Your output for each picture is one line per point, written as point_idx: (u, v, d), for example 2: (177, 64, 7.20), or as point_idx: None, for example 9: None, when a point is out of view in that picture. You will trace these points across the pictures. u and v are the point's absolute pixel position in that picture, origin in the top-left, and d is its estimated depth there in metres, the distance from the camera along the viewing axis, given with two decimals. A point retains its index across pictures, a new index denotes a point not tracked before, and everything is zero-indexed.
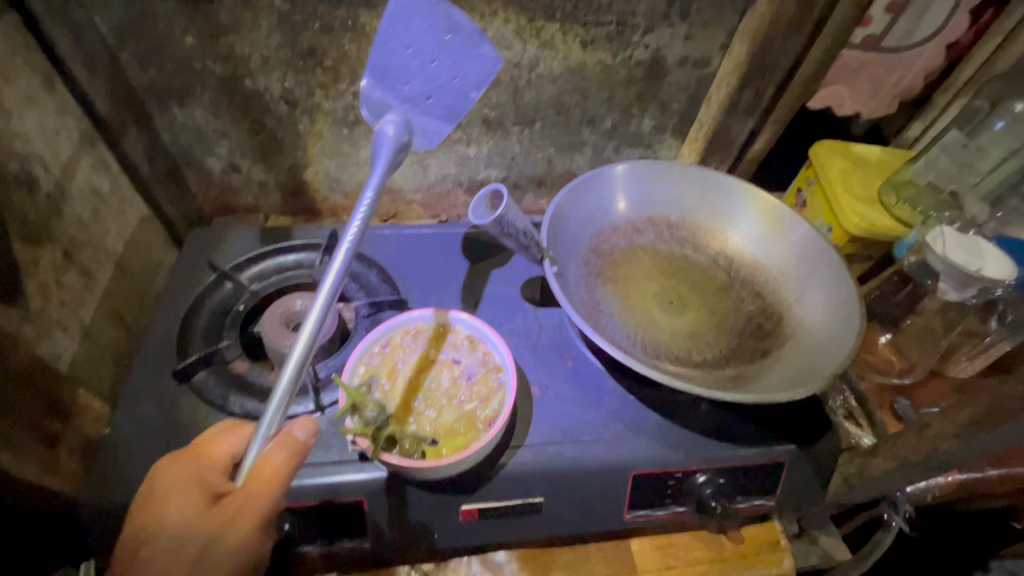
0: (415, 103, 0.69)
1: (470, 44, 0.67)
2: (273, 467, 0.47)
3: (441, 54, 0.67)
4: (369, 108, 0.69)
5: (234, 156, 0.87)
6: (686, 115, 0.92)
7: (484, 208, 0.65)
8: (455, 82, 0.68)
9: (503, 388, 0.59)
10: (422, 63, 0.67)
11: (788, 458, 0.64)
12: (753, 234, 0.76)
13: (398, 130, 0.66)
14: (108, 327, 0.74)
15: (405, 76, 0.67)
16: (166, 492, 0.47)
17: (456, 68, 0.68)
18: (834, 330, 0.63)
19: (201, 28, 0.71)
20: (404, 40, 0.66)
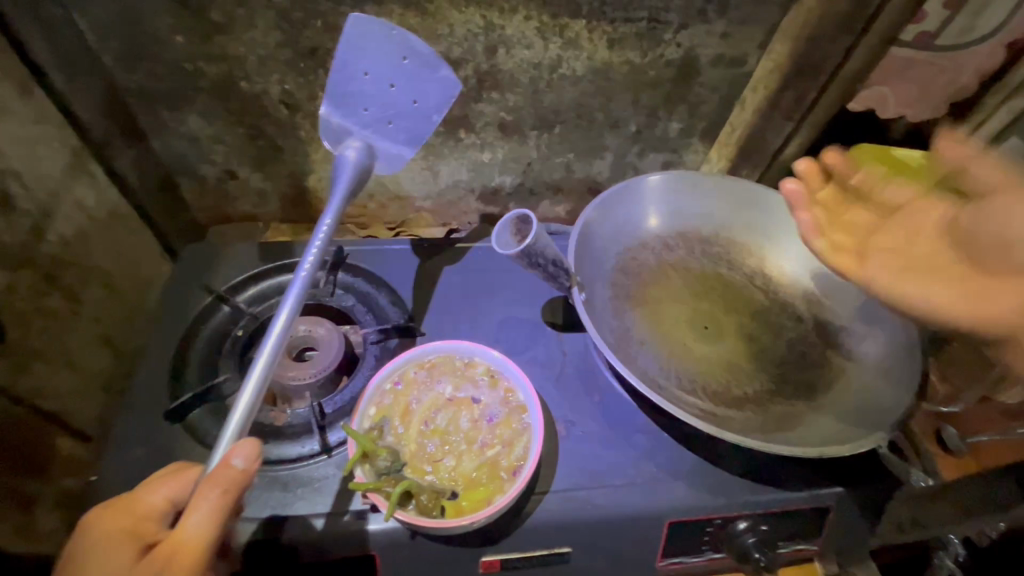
0: (376, 129, 0.65)
1: (427, 67, 0.62)
2: (209, 506, 0.41)
3: (401, 78, 0.62)
4: (328, 133, 0.65)
5: (231, 163, 0.80)
6: (717, 118, 0.85)
7: (509, 236, 0.62)
8: (416, 107, 0.64)
9: (527, 431, 0.54)
10: (379, 89, 0.63)
11: (833, 501, 0.59)
12: (796, 254, 0.70)
13: (359, 154, 0.64)
14: (96, 352, 0.68)
15: (364, 101, 0.63)
16: (92, 547, 0.41)
17: (415, 94, 0.63)
18: (889, 372, 0.59)
19: (191, 27, 0.64)
20: (362, 65, 0.62)
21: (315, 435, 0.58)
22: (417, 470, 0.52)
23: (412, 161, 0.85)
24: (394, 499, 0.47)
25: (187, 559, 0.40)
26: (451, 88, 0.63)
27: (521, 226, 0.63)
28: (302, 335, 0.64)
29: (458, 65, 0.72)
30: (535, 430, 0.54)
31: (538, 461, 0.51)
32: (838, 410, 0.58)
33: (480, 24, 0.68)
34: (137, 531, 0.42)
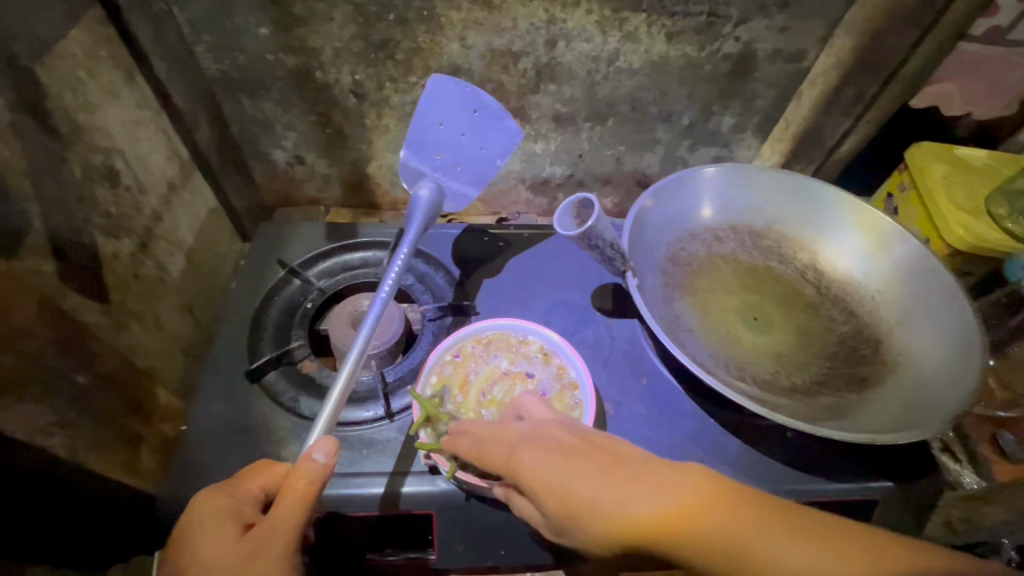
0: (446, 172, 0.73)
1: (494, 119, 0.71)
2: (301, 488, 0.47)
3: (471, 127, 0.72)
4: (405, 176, 0.73)
5: (300, 149, 0.86)
6: (772, 112, 0.85)
7: (570, 218, 0.63)
8: (483, 152, 0.73)
9: (579, 406, 0.57)
10: (452, 137, 0.72)
11: (882, 497, 0.59)
12: (851, 250, 0.70)
13: (432, 193, 0.71)
14: (179, 318, 0.74)
15: (437, 147, 0.72)
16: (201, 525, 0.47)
17: (484, 141, 0.72)
18: (947, 365, 0.57)
19: (276, 20, 0.69)
20: (440, 118, 0.71)
21: (379, 401, 0.62)
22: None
23: None
24: (456, 460, 0.52)
25: (281, 534, 0.45)
26: (515, 136, 0.72)
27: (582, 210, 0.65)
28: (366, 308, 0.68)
29: (519, 57, 0.74)
30: (586, 407, 0.57)
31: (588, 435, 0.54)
32: (895, 402, 0.57)
33: (543, 18, 0.70)
34: (239, 511, 0.48)
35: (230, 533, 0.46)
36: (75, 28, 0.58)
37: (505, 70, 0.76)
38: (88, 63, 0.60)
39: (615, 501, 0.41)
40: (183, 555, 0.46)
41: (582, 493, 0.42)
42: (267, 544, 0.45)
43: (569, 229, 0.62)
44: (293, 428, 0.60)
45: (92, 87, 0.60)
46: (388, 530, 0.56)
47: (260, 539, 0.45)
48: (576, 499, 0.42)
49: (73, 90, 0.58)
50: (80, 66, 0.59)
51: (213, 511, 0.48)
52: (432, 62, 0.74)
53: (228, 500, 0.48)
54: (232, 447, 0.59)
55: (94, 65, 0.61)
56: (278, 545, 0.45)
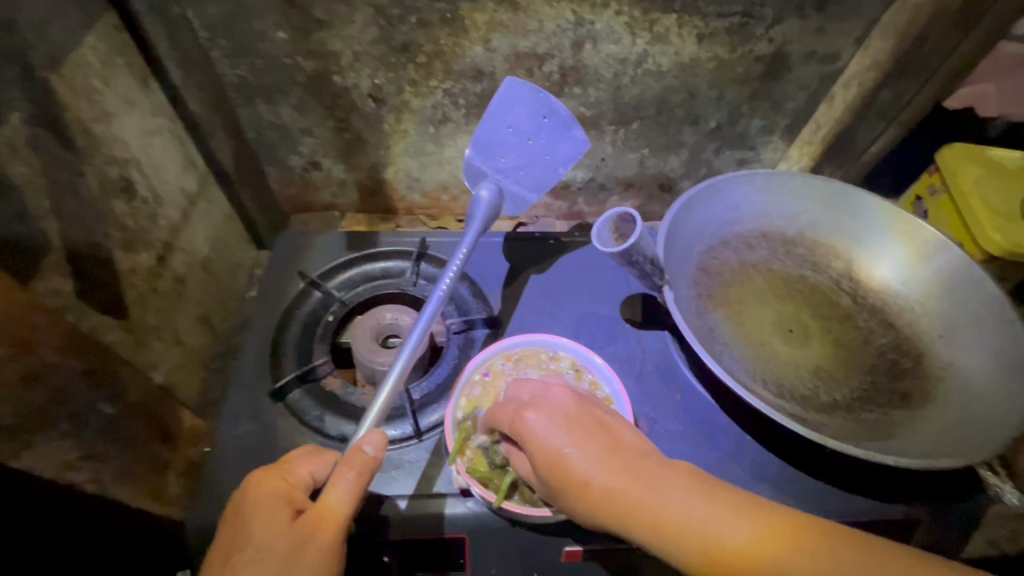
0: (508, 174, 0.72)
1: (562, 127, 0.71)
2: (354, 478, 0.47)
3: (538, 133, 0.71)
4: (468, 174, 0.72)
5: (317, 154, 0.84)
6: (802, 115, 0.82)
7: (608, 234, 0.61)
8: (547, 158, 0.72)
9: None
10: (518, 141, 0.71)
11: (927, 517, 0.57)
12: (889, 257, 0.68)
13: (492, 196, 0.70)
14: (197, 331, 0.73)
15: (502, 150, 0.72)
16: (254, 509, 0.46)
17: (549, 147, 0.72)
18: (997, 383, 0.56)
19: (295, 24, 0.66)
20: (510, 122, 0.70)
21: (407, 419, 0.60)
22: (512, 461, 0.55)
23: None
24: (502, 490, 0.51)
25: (333, 522, 0.45)
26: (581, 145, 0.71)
27: (621, 223, 0.63)
28: (390, 322, 0.67)
29: (544, 60, 0.72)
30: (623, 426, 0.55)
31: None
32: (942, 420, 0.56)
33: (570, 20, 0.68)
34: (290, 495, 0.47)
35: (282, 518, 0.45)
36: (90, 36, 0.56)
37: (529, 73, 0.73)
38: (103, 72, 0.58)
39: (640, 494, 0.40)
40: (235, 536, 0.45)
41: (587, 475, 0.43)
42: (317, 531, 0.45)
43: (608, 245, 0.60)
44: (320, 448, 0.58)
45: (108, 97, 0.58)
46: (420, 554, 0.55)
47: (311, 525, 0.45)
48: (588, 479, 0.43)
49: (90, 101, 0.56)
50: (96, 75, 0.57)
51: (267, 492, 0.47)
52: (454, 65, 0.72)
53: (280, 482, 0.47)
54: (258, 469, 0.57)
55: (109, 74, 0.59)
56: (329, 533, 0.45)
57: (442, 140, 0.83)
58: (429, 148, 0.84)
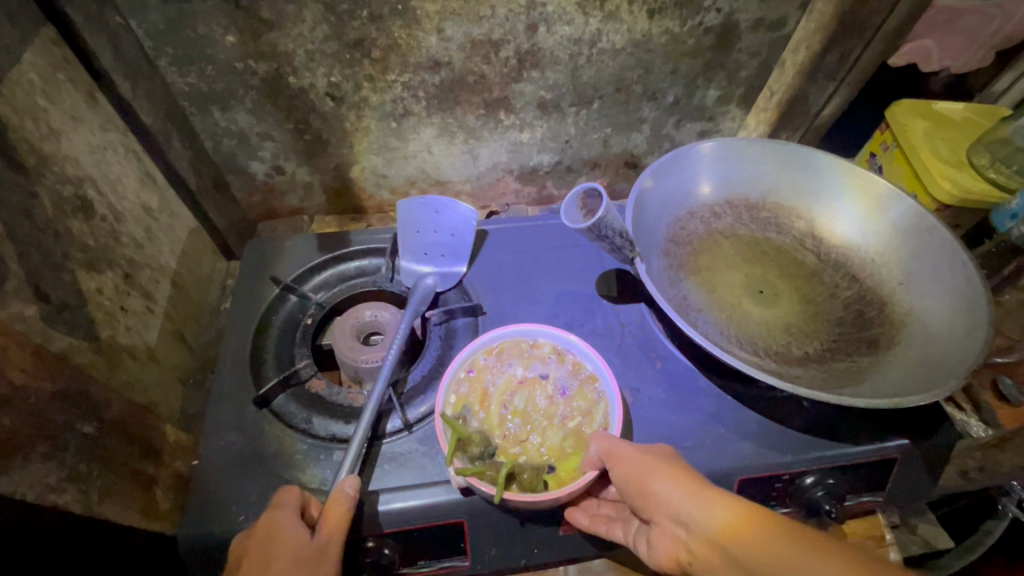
0: (441, 263, 0.70)
1: (455, 209, 0.70)
2: (343, 515, 0.49)
3: (440, 223, 0.70)
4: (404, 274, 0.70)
5: (279, 159, 0.83)
6: (755, 82, 0.85)
7: (576, 211, 0.62)
8: (458, 237, 0.70)
9: (604, 399, 0.57)
10: (430, 236, 0.70)
11: (900, 454, 0.61)
12: (846, 213, 0.70)
13: (439, 280, 0.70)
14: (171, 347, 0.72)
15: (425, 250, 0.70)
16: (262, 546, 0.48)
17: (455, 228, 0.70)
18: (954, 320, 0.58)
19: (242, 26, 0.65)
20: (414, 224, 0.69)
21: (395, 413, 0.60)
22: (508, 453, 0.55)
23: (452, 146, 0.86)
24: (501, 482, 0.50)
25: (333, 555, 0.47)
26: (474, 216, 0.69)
27: (587, 199, 0.63)
28: (370, 320, 0.67)
29: (499, 46, 0.72)
30: (611, 399, 0.57)
31: (620, 425, 0.55)
32: (908, 360, 0.58)
33: (522, 4, 0.68)
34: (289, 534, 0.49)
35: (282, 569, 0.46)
36: (28, 52, 0.55)
37: (486, 60, 0.73)
38: (46, 88, 0.56)
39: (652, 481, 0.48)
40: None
41: (632, 481, 0.49)
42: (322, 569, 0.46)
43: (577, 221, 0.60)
44: (311, 450, 0.58)
45: (53, 114, 0.56)
46: (422, 543, 0.55)
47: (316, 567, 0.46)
48: (636, 485, 0.48)
49: (35, 119, 0.54)
50: (38, 92, 0.55)
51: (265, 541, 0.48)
52: (410, 58, 0.72)
53: (279, 532, 0.48)
54: (247, 476, 0.57)
55: (52, 90, 0.57)
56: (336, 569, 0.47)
57: (405, 135, 0.82)
58: (393, 143, 0.84)
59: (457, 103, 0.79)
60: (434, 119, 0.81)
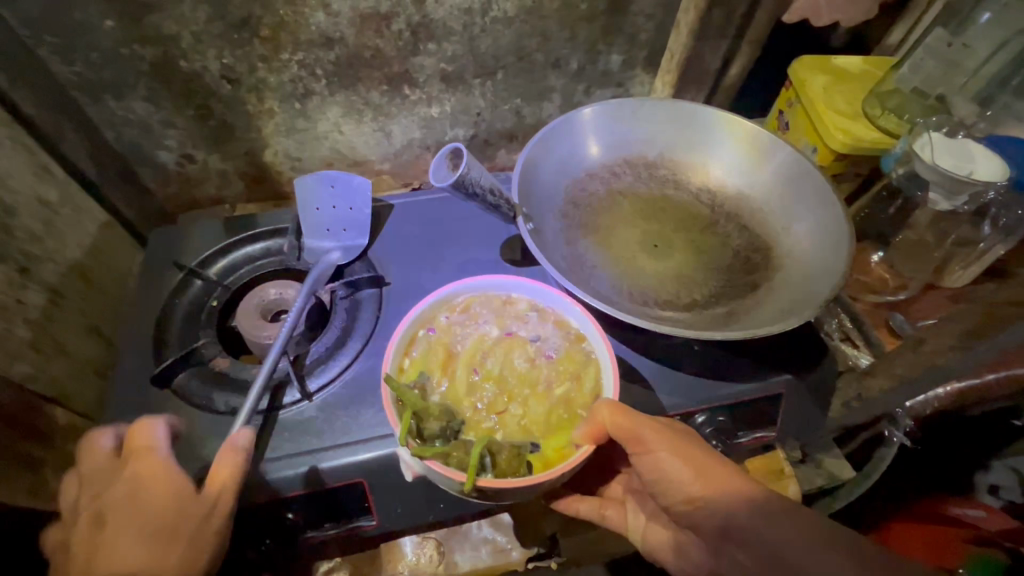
0: (344, 238, 0.72)
1: (347, 182, 0.72)
2: (234, 468, 0.51)
3: (338, 198, 0.72)
4: (308, 253, 0.71)
5: (186, 147, 0.82)
6: (656, 45, 0.87)
7: (445, 169, 0.64)
8: (356, 211, 0.72)
9: (593, 360, 0.58)
10: (329, 213, 0.71)
11: (786, 388, 0.64)
12: (738, 166, 0.73)
13: (344, 255, 0.71)
14: (81, 340, 0.72)
15: (327, 227, 0.71)
16: (131, 494, 0.50)
17: (352, 201, 0.72)
18: (823, 258, 0.62)
19: (120, 10, 0.65)
20: (313, 201, 0.71)
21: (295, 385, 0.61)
22: (479, 428, 0.55)
23: (363, 124, 0.86)
24: (473, 466, 0.47)
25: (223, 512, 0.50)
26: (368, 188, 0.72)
27: (457, 160, 0.65)
28: (274, 298, 0.68)
29: (390, 19, 0.72)
30: (602, 360, 0.57)
31: (616, 388, 0.55)
32: (780, 298, 0.61)
33: None
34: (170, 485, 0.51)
35: (151, 524, 0.49)
36: None
37: (379, 34, 0.74)
38: None
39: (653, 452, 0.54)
40: (97, 541, 0.49)
41: (656, 458, 0.54)
42: (187, 523, 0.49)
43: (445, 179, 0.62)
44: (211, 425, 0.60)
45: None
46: (329, 505, 0.58)
47: (191, 519, 0.49)
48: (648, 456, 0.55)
49: None
50: None
51: (137, 488, 0.50)
52: (301, 35, 0.72)
53: (146, 482, 0.51)
54: None
55: None
56: (217, 527, 0.50)
57: (311, 115, 0.83)
58: (301, 124, 0.84)
59: (358, 80, 0.79)
60: (337, 98, 0.81)
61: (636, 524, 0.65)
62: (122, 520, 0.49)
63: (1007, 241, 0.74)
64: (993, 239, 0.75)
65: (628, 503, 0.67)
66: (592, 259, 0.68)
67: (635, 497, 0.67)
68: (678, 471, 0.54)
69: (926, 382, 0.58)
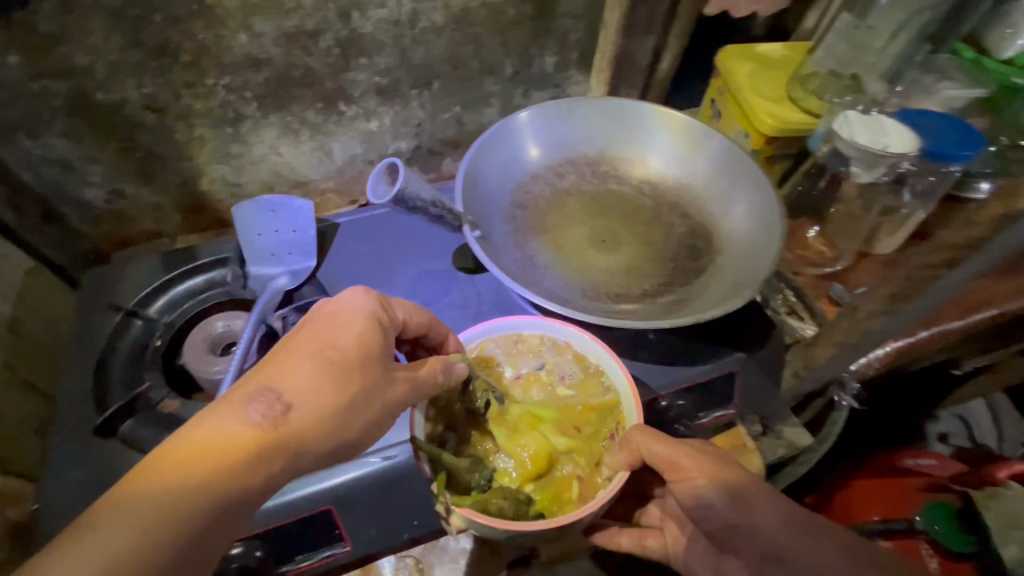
0: (288, 261, 0.70)
1: (286, 206, 0.71)
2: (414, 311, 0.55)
3: (280, 221, 0.71)
4: (254, 282, 0.69)
5: (114, 182, 0.79)
6: (587, 45, 0.89)
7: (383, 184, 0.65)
8: (299, 233, 0.71)
9: (611, 391, 0.60)
10: (272, 237, 0.70)
11: (738, 366, 0.67)
12: (673, 157, 0.75)
13: (291, 280, 0.69)
14: (13, 398, 0.68)
15: (271, 252, 0.70)
16: (352, 352, 0.46)
17: (294, 224, 0.71)
18: (759, 239, 0.65)
19: (24, 45, 0.61)
20: (253, 228, 0.70)
21: None
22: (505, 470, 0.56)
23: (301, 144, 0.85)
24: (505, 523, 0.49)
25: (406, 382, 0.49)
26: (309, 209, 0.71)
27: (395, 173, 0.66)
28: (222, 330, 0.66)
29: (317, 36, 0.71)
30: (619, 391, 0.60)
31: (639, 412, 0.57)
32: (725, 280, 0.64)
33: None
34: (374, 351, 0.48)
35: (355, 394, 0.45)
36: None
37: (307, 52, 0.73)
38: None
39: (686, 477, 0.56)
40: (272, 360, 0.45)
41: (691, 483, 0.56)
42: (380, 406, 0.46)
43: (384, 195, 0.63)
44: None
45: None
46: (295, 536, 0.56)
47: (397, 392, 0.48)
48: (684, 483, 0.56)
49: None
50: None
51: (332, 348, 0.46)
52: (225, 59, 0.70)
53: (374, 342, 0.48)
54: None
55: None
56: (398, 402, 0.48)
57: (246, 139, 0.80)
58: (236, 149, 0.82)
59: (291, 99, 0.78)
60: (272, 119, 0.79)
61: (676, 551, 0.66)
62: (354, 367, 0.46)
63: (926, 205, 0.80)
64: (913, 206, 0.81)
65: (667, 531, 0.68)
66: (544, 260, 0.68)
67: (674, 522, 0.68)
68: (714, 495, 0.55)
69: (863, 345, 0.62)
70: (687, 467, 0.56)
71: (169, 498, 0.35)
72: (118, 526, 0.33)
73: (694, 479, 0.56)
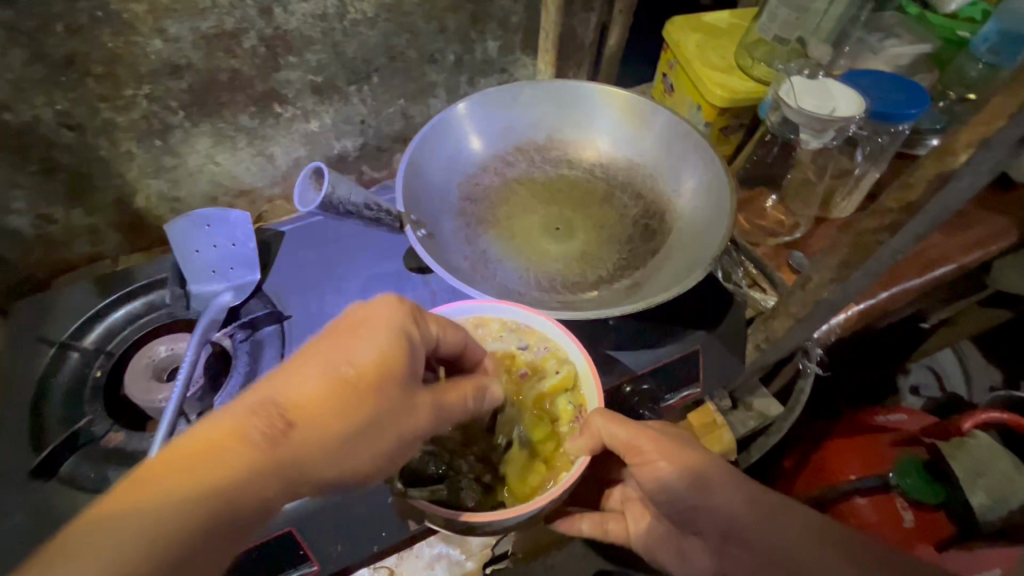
0: (230, 275, 0.67)
1: (221, 219, 0.67)
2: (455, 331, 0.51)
3: (216, 235, 0.67)
4: (196, 301, 0.67)
5: (39, 206, 0.74)
6: (529, 26, 0.86)
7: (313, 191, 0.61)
8: (238, 246, 0.68)
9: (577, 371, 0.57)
10: (210, 253, 0.67)
11: (701, 344, 0.66)
12: (622, 136, 0.74)
13: (235, 296, 0.66)
14: None
15: (211, 268, 0.67)
16: (372, 381, 0.43)
17: (231, 237, 0.67)
18: (710, 213, 0.64)
19: None
20: (189, 245, 0.67)
21: None
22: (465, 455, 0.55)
23: (239, 151, 0.81)
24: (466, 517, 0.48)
25: (431, 402, 0.46)
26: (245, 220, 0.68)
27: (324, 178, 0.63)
28: (165, 355, 0.65)
29: (238, 36, 0.67)
30: (582, 372, 0.57)
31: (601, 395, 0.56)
32: (679, 258, 0.63)
33: None
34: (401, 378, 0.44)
35: (370, 415, 0.42)
36: None
37: (230, 54, 0.69)
38: None
39: (649, 461, 0.56)
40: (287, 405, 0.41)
41: (652, 466, 0.56)
42: (398, 427, 0.43)
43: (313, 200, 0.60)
44: None
45: None
46: (256, 563, 0.54)
47: (424, 414, 0.45)
48: (645, 465, 0.56)
49: None
50: None
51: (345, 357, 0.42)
52: (141, 67, 0.65)
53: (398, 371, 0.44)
54: None
55: None
56: (427, 424, 0.45)
57: (177, 150, 0.76)
58: (168, 162, 0.77)
59: (221, 105, 0.74)
60: (202, 127, 0.75)
61: (636, 530, 0.68)
62: (377, 382, 0.43)
63: (875, 165, 0.82)
64: (865, 166, 0.83)
65: (630, 513, 0.69)
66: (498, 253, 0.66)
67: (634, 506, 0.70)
68: (677, 478, 0.55)
69: (819, 314, 0.62)
70: (647, 451, 0.55)
71: (154, 521, 0.32)
72: (115, 533, 0.31)
73: (656, 463, 0.56)
